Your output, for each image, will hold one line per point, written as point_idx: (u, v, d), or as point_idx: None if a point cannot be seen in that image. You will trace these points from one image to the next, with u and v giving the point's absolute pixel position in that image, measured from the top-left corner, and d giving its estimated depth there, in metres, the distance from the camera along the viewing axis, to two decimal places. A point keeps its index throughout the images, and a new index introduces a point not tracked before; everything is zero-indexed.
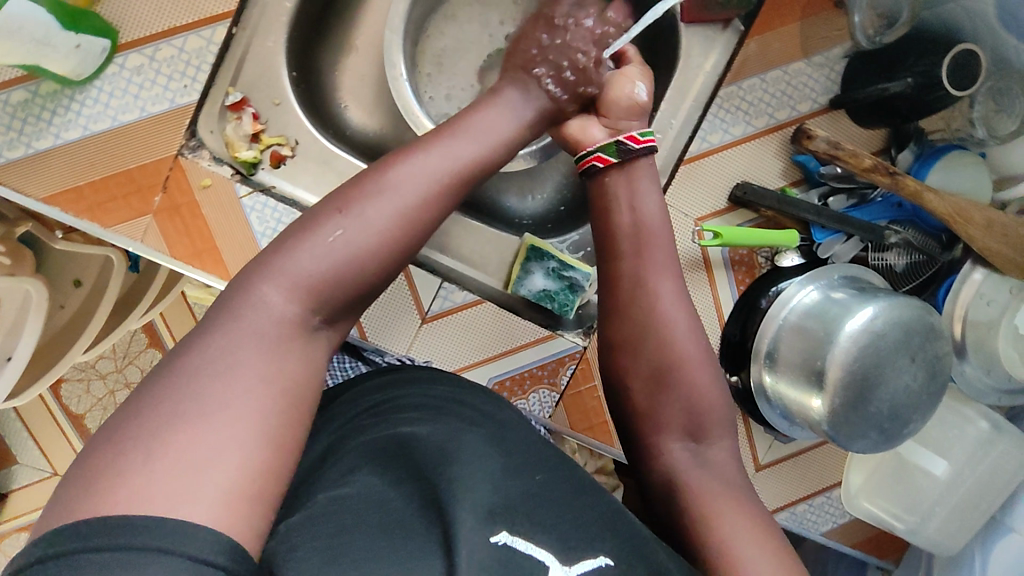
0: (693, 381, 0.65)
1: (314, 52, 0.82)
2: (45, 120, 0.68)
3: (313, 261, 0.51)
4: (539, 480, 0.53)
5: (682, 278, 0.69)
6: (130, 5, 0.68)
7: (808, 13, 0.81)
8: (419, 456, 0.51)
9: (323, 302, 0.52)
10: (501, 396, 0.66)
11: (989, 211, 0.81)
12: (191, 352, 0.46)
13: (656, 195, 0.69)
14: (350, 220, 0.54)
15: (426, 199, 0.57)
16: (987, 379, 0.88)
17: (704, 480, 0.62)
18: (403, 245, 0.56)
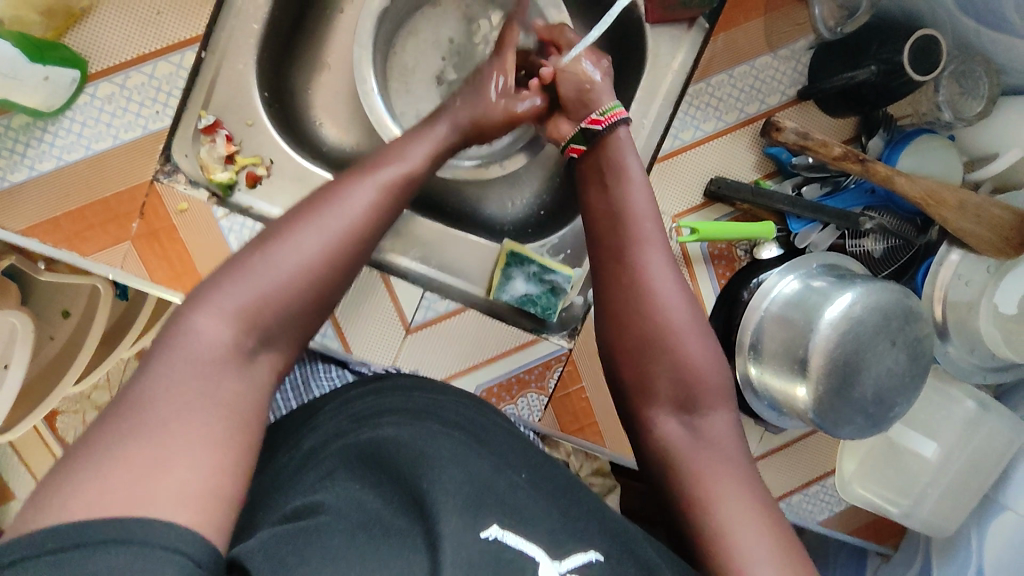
0: (687, 350, 0.66)
1: (286, 72, 0.83)
2: (19, 153, 0.68)
3: (241, 292, 0.54)
4: (525, 478, 0.54)
5: (670, 248, 0.70)
6: (98, 35, 0.68)
7: (770, 9, 0.82)
8: (396, 460, 0.51)
9: (261, 329, 0.54)
10: (487, 403, 0.66)
11: (961, 192, 0.82)
12: (172, 373, 0.47)
13: (640, 169, 0.72)
14: (278, 252, 0.56)
15: (351, 233, 0.60)
16: (970, 359, 0.89)
17: (701, 455, 0.62)
18: (336, 275, 0.59)
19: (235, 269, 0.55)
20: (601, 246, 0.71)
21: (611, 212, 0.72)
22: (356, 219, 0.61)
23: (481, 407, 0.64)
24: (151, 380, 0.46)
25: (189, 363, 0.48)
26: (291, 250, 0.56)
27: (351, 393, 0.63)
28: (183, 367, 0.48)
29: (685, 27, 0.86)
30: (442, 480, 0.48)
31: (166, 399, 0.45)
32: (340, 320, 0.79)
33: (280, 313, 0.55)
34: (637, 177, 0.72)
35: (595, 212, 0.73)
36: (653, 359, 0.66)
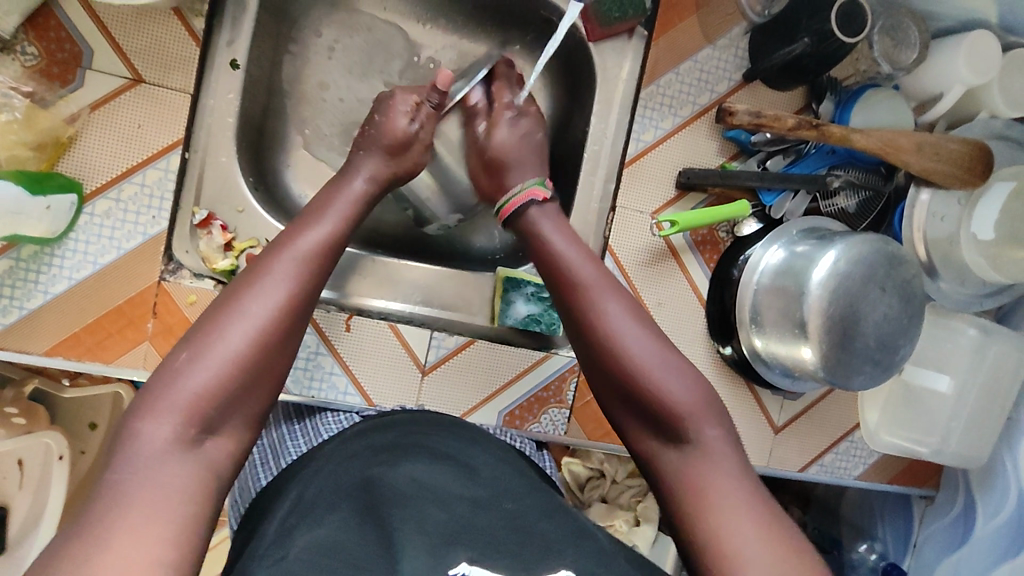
0: (659, 385, 0.62)
1: (264, 155, 0.87)
2: (31, 281, 0.72)
3: (195, 381, 0.53)
4: (510, 508, 0.59)
5: (620, 286, 0.68)
6: (88, 159, 0.72)
7: (701, 5, 0.87)
8: (382, 502, 0.56)
9: (233, 411, 0.54)
10: (470, 428, 0.70)
11: (917, 135, 0.85)
12: (173, 443, 0.50)
13: (566, 228, 0.73)
14: (209, 344, 0.54)
15: (279, 311, 0.57)
16: (963, 290, 0.92)
17: (699, 479, 0.58)
18: (276, 354, 0.57)
19: (200, 330, 0.56)
20: (558, 290, 0.70)
21: (551, 261, 0.71)
22: (309, 260, 0.62)
23: (473, 433, 0.69)
24: (144, 442, 0.49)
25: (186, 424, 0.51)
26: (252, 300, 0.57)
27: (349, 433, 0.68)
28: (177, 433, 0.51)
29: (625, 38, 0.89)
30: (421, 532, 0.54)
31: (158, 458, 0.49)
32: (357, 374, 0.83)
33: (239, 372, 0.54)
34: (562, 232, 0.73)
35: (543, 260, 0.71)
36: (633, 397, 0.64)
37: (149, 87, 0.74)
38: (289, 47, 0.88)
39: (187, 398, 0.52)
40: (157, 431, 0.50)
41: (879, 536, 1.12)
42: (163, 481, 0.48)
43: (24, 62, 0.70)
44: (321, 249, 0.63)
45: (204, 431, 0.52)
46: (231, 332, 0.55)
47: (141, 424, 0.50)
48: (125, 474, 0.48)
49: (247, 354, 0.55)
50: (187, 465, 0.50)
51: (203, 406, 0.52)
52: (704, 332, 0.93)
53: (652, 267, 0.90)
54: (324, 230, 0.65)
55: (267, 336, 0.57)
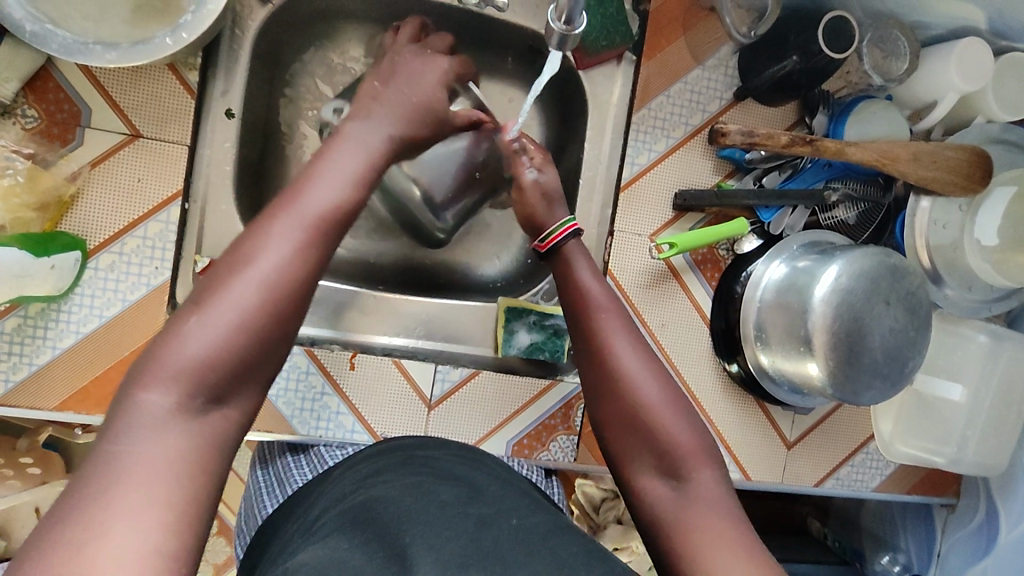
0: (659, 424, 0.62)
1: (263, 198, 0.88)
2: (39, 337, 0.73)
3: (197, 349, 0.49)
4: (514, 522, 0.58)
5: (633, 319, 0.69)
6: (91, 215, 0.74)
7: (688, 27, 0.87)
8: (384, 520, 0.57)
9: (229, 383, 0.50)
10: (478, 456, 0.72)
11: (912, 145, 0.84)
12: (175, 415, 0.47)
13: (591, 264, 0.74)
14: (214, 305, 0.50)
15: (289, 271, 0.53)
16: (970, 297, 0.91)
17: (690, 518, 0.57)
18: (284, 319, 0.53)
19: (206, 289, 0.51)
20: (573, 318, 0.70)
21: (572, 294, 0.71)
22: (319, 227, 0.55)
23: (476, 457, 0.71)
24: (143, 411, 0.46)
25: (187, 394, 0.48)
26: (258, 257, 0.52)
27: (356, 459, 0.71)
28: (178, 404, 0.47)
29: (614, 64, 0.89)
30: (423, 535, 0.54)
31: (159, 428, 0.46)
32: (364, 412, 0.83)
33: (247, 334, 0.50)
34: (588, 266, 0.74)
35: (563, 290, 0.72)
36: (635, 426, 0.62)
37: (147, 140, 0.75)
38: (284, 91, 0.89)
39: (187, 364, 0.48)
40: (156, 399, 0.47)
41: (902, 547, 1.10)
42: (161, 460, 0.45)
43: (24, 125, 0.71)
44: (336, 211, 0.56)
45: (212, 401, 0.49)
46: (239, 293, 0.51)
47: (140, 394, 0.47)
48: (117, 449, 0.44)
49: (255, 320, 0.51)
50: (187, 439, 0.47)
51: (204, 377, 0.48)
52: (709, 350, 0.93)
53: (654, 289, 0.90)
54: (340, 174, 0.59)
55: (276, 298, 0.52)
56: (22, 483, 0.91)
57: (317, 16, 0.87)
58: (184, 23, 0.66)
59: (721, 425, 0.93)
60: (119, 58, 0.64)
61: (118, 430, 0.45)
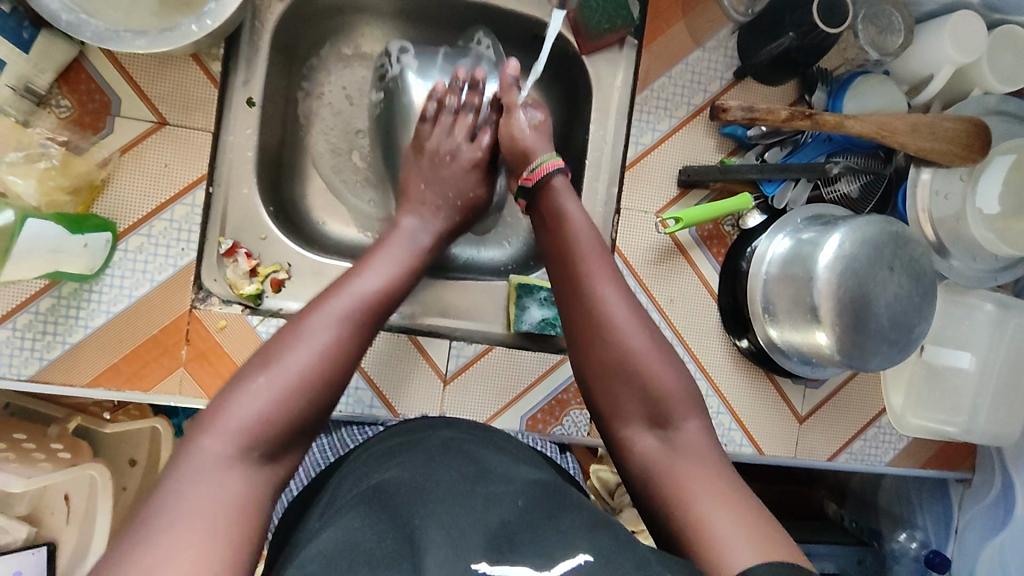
0: (647, 369, 0.65)
1: (283, 186, 0.92)
2: (72, 316, 0.76)
3: (253, 408, 0.54)
4: (521, 504, 0.58)
5: (617, 266, 0.71)
6: (121, 199, 0.77)
7: (687, 11, 0.91)
8: (396, 503, 0.57)
9: (275, 439, 0.54)
10: (496, 438, 0.73)
11: (910, 117, 0.87)
12: (233, 461, 0.51)
13: (580, 210, 0.74)
14: (274, 368, 0.56)
15: (340, 340, 0.59)
16: (976, 266, 0.92)
17: (676, 460, 0.61)
18: (334, 382, 0.59)
19: (266, 354, 0.57)
20: (559, 269, 0.72)
21: (561, 238, 0.73)
22: (366, 313, 0.63)
23: (495, 440, 0.72)
24: (204, 455, 0.51)
25: (245, 447, 0.52)
26: (314, 330, 0.59)
27: (373, 441, 0.72)
28: (234, 451, 0.52)
29: (617, 49, 0.93)
30: (438, 513, 0.55)
31: (216, 470, 0.51)
32: (381, 387, 0.85)
33: (302, 393, 0.56)
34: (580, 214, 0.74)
35: (551, 241, 0.74)
36: (625, 377, 0.65)
37: (173, 128, 0.79)
38: (301, 84, 0.93)
39: (245, 423, 0.53)
40: (215, 445, 0.52)
41: (919, 524, 1.09)
42: (215, 493, 0.49)
43: (59, 115, 0.76)
44: (380, 299, 0.65)
45: (266, 455, 0.54)
46: (296, 357, 0.57)
47: (198, 441, 0.52)
48: (175, 490, 0.49)
49: (309, 382, 0.57)
50: (239, 482, 0.51)
51: (260, 434, 0.53)
52: (718, 325, 0.94)
53: (661, 265, 0.92)
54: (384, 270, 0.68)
55: (330, 367, 0.58)
56: (54, 464, 0.93)
57: (333, 11, 0.91)
58: (208, 11, 0.70)
59: (731, 400, 0.94)
60: (148, 45, 0.68)
61: (175, 476, 0.50)
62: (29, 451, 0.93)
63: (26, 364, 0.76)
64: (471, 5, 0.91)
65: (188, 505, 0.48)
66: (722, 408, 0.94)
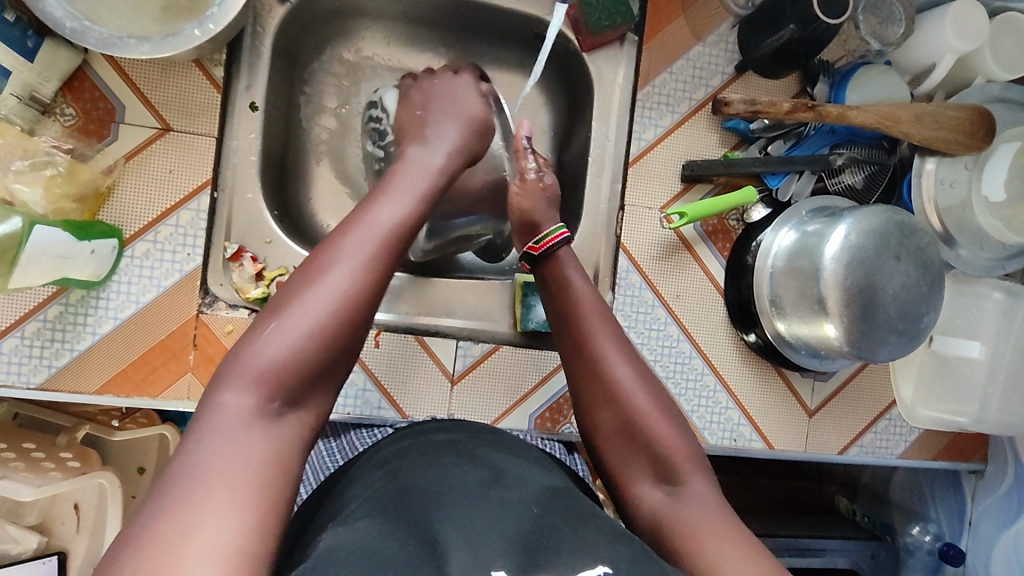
0: (653, 429, 0.66)
1: (287, 190, 0.92)
2: (80, 323, 0.77)
3: (274, 355, 0.53)
4: (537, 511, 0.59)
5: (620, 327, 0.73)
6: (126, 206, 0.78)
7: (687, 6, 0.91)
8: (415, 503, 0.57)
9: (295, 387, 0.54)
10: (503, 431, 0.74)
11: (913, 106, 0.86)
12: (255, 413, 0.51)
13: (583, 276, 0.76)
14: (290, 312, 0.55)
15: (358, 277, 0.57)
16: (983, 256, 0.92)
17: (685, 512, 0.61)
18: (355, 321, 0.57)
19: (282, 300, 0.56)
20: (565, 329, 0.73)
21: (564, 300, 0.74)
22: (383, 249, 0.60)
23: (509, 443, 0.72)
24: (226, 410, 0.51)
25: (266, 397, 0.52)
26: (330, 272, 0.57)
27: (386, 443, 0.72)
28: (256, 405, 0.52)
29: (617, 46, 0.92)
30: (455, 517, 0.54)
31: (241, 428, 0.50)
32: (388, 389, 0.85)
33: (321, 335, 0.55)
34: (581, 277, 0.76)
35: (556, 303, 0.75)
36: (633, 436, 0.66)
37: (177, 134, 0.79)
38: (303, 88, 0.94)
39: (266, 367, 0.53)
40: (237, 399, 0.51)
41: (933, 517, 1.09)
42: (242, 455, 0.49)
43: (63, 123, 0.76)
44: (398, 232, 0.61)
45: (288, 403, 0.53)
46: (313, 302, 0.56)
47: (222, 394, 0.52)
48: (200, 448, 0.48)
49: (328, 326, 0.55)
50: (263, 438, 0.51)
51: (282, 379, 0.53)
52: (725, 320, 0.94)
53: (667, 260, 0.92)
54: (404, 199, 0.64)
55: (350, 305, 0.57)
56: (63, 473, 0.94)
57: (333, 15, 0.91)
58: (211, 15, 0.70)
59: (740, 395, 0.94)
60: (151, 50, 0.69)
61: (199, 434, 0.50)
62: (39, 461, 0.94)
63: (35, 373, 0.76)
64: (471, 5, 0.91)
65: (218, 467, 0.47)
66: (731, 403, 0.94)
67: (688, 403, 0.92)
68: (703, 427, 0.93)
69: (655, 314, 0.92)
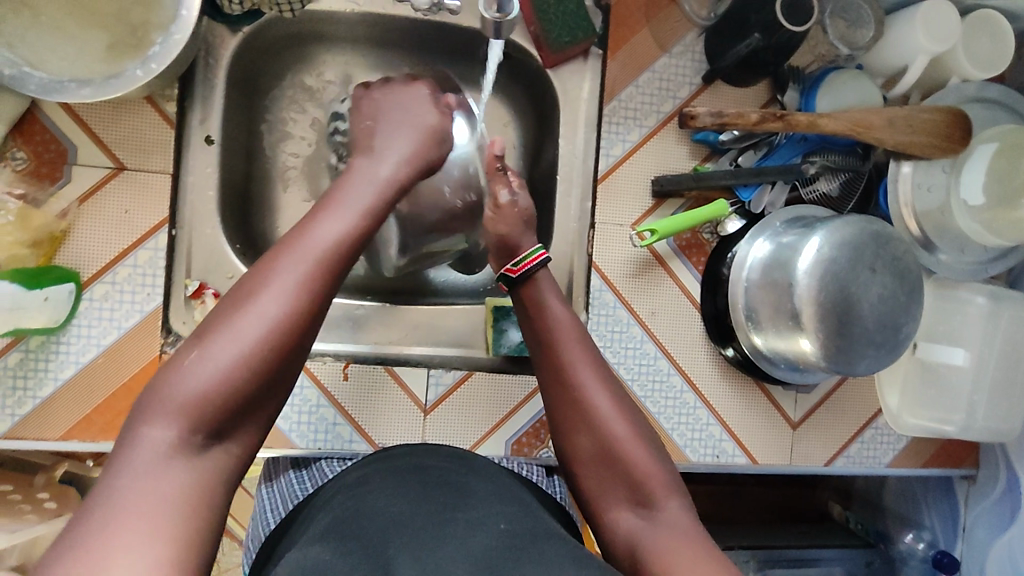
0: (627, 454, 0.65)
1: (252, 221, 0.91)
2: (41, 370, 0.75)
3: (196, 384, 0.52)
4: (505, 528, 0.56)
5: (598, 350, 0.72)
6: (83, 249, 0.76)
7: (651, 17, 0.89)
8: (372, 528, 0.55)
9: (217, 420, 0.53)
10: (472, 456, 0.69)
11: (885, 111, 0.84)
12: (173, 451, 0.50)
13: (561, 300, 0.74)
14: (220, 338, 0.54)
15: (291, 302, 0.56)
16: (965, 259, 0.90)
17: (659, 538, 0.59)
18: (288, 350, 0.56)
19: (210, 325, 0.56)
20: (541, 351, 0.72)
21: (541, 322, 0.73)
22: (324, 267, 0.59)
23: (471, 459, 0.67)
24: (146, 446, 0.50)
25: (188, 430, 0.51)
26: (260, 298, 0.56)
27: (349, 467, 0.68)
28: (179, 441, 0.51)
29: (582, 60, 0.90)
30: (411, 547, 0.53)
31: (158, 465, 0.49)
32: (360, 422, 0.84)
33: (251, 362, 0.54)
34: (559, 298, 0.74)
35: (532, 325, 0.73)
36: (610, 459, 0.65)
37: (132, 172, 0.78)
38: (265, 117, 0.92)
39: (188, 400, 0.52)
40: (159, 434, 0.51)
41: (926, 524, 1.06)
42: (162, 493, 0.48)
43: (15, 167, 0.75)
44: (341, 248, 0.60)
45: (211, 437, 0.53)
46: (242, 329, 0.55)
47: (142, 429, 0.51)
48: (119, 486, 0.48)
49: (255, 351, 0.54)
50: (183, 474, 0.50)
51: (205, 412, 0.52)
52: (703, 336, 0.92)
53: (640, 277, 0.90)
54: (340, 212, 0.62)
55: (281, 334, 0.56)
56: (39, 516, 0.91)
57: (290, 41, 0.90)
58: (153, 54, 0.69)
59: (722, 411, 0.92)
60: (93, 93, 0.68)
61: (125, 469, 0.49)
62: (15, 502, 0.92)
63: None
64: (428, 23, 0.89)
65: (135, 503, 0.47)
66: (712, 420, 0.92)
67: (669, 421, 0.90)
68: (685, 445, 0.91)
69: (630, 333, 0.90)
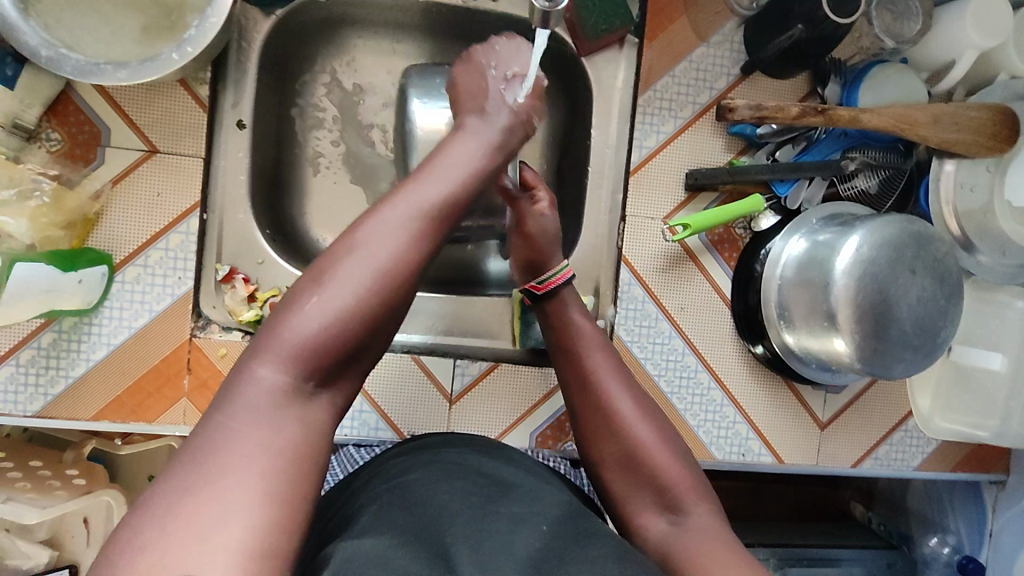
0: (655, 462, 0.63)
1: (282, 206, 0.91)
2: (74, 350, 0.76)
3: (309, 327, 0.51)
4: (546, 528, 0.54)
5: (622, 360, 0.71)
6: (115, 231, 0.76)
7: (690, 5, 0.87)
8: (423, 511, 0.54)
9: (319, 365, 0.51)
10: (489, 444, 0.67)
11: (930, 107, 0.82)
12: (286, 398, 0.49)
13: (584, 316, 0.74)
14: (328, 284, 0.52)
15: (399, 252, 0.54)
16: (1005, 262, 0.87)
17: (689, 545, 0.58)
18: (394, 302, 0.54)
19: (320, 270, 0.53)
20: (566, 362, 0.71)
21: (564, 334, 0.72)
22: (435, 221, 0.57)
23: (505, 453, 0.66)
24: (257, 388, 0.49)
25: (298, 374, 0.50)
26: (373, 245, 0.54)
27: (384, 457, 0.67)
28: (288, 388, 0.49)
29: (616, 48, 0.89)
30: (465, 534, 0.52)
31: (248, 419, 0.47)
32: (386, 410, 0.84)
33: (364, 307, 0.52)
34: (580, 312, 0.74)
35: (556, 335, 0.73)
36: (638, 469, 0.64)
37: (164, 155, 0.77)
38: (296, 100, 0.91)
39: (300, 341, 0.50)
40: (267, 376, 0.49)
41: (952, 528, 1.05)
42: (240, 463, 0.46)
43: (49, 148, 0.75)
44: (445, 200, 0.57)
45: (319, 380, 0.51)
46: (350, 275, 0.53)
47: (251, 371, 0.49)
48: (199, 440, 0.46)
49: (363, 301, 0.52)
50: (258, 439, 0.47)
51: (318, 356, 0.51)
52: (733, 332, 0.91)
53: (670, 272, 0.89)
54: (447, 170, 0.60)
55: (386, 284, 0.53)
56: (68, 492, 0.91)
57: (323, 25, 0.89)
58: (188, 38, 0.68)
59: (749, 409, 0.91)
60: (129, 77, 0.67)
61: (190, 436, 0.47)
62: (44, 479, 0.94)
63: (32, 401, 0.76)
64: (461, 9, 0.87)
65: (214, 466, 0.44)
66: (739, 417, 0.91)
67: (694, 418, 0.90)
68: (710, 443, 0.90)
69: (658, 327, 0.89)
